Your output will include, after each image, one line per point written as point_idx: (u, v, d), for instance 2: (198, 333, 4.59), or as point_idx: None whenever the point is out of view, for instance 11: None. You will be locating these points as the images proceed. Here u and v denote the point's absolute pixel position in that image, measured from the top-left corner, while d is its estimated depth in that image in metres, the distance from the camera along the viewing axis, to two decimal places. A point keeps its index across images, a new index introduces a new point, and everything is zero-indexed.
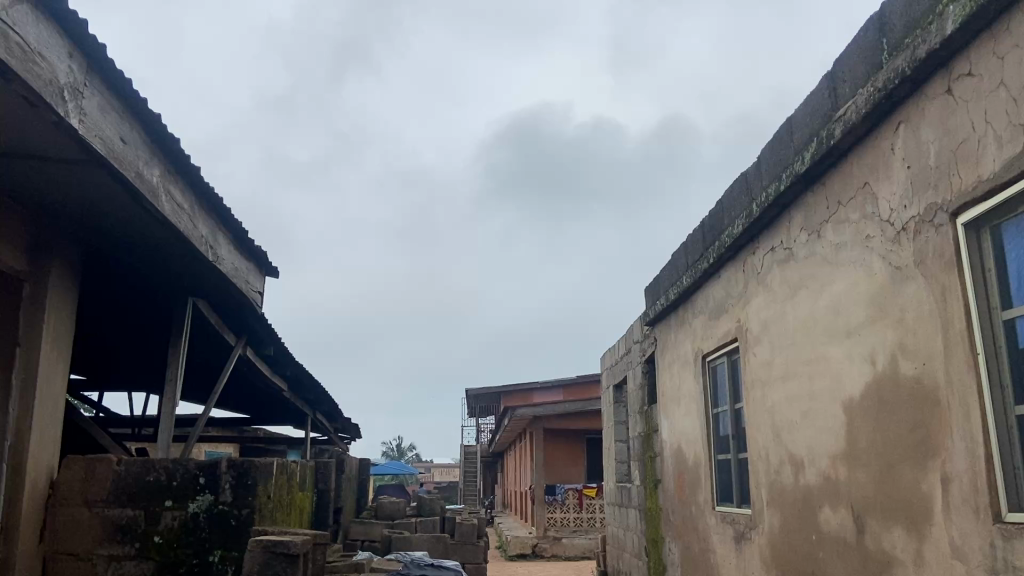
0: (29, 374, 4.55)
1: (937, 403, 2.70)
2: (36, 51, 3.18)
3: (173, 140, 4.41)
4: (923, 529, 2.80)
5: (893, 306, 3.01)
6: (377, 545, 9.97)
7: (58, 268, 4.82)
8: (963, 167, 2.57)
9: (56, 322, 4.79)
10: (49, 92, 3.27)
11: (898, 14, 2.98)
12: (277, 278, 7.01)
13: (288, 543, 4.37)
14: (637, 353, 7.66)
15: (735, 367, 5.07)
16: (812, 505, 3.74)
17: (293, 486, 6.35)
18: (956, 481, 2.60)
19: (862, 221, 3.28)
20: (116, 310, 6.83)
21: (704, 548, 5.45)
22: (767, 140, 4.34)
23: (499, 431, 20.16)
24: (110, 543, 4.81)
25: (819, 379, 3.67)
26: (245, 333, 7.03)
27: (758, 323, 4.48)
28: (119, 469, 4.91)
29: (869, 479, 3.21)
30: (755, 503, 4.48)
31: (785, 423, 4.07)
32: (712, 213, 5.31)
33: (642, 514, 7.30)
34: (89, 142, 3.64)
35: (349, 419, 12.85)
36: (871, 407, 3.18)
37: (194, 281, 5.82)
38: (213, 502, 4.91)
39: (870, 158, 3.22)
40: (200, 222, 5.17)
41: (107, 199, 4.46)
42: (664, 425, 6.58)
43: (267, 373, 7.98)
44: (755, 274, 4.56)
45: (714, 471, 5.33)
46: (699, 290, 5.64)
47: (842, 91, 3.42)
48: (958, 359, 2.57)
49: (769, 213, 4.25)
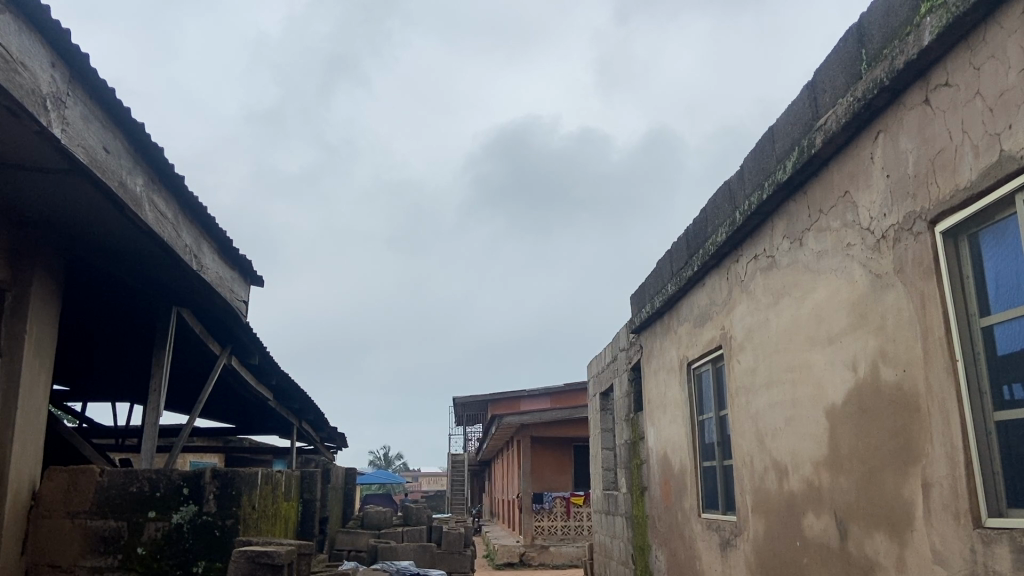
0: (12, 384, 4.53)
1: (917, 409, 2.73)
2: (19, 60, 3.18)
3: (156, 149, 4.40)
4: (904, 535, 2.82)
5: (873, 313, 3.03)
6: (363, 556, 9.85)
7: (41, 277, 4.79)
8: (941, 176, 2.60)
9: (38, 332, 4.77)
10: (31, 101, 3.26)
11: (877, 25, 3.01)
12: (262, 286, 6.99)
13: (272, 553, 4.35)
14: (622, 360, 7.67)
15: (720, 374, 5.09)
16: (796, 512, 3.75)
17: (278, 496, 6.32)
18: (937, 486, 2.62)
19: (843, 229, 3.31)
20: (100, 320, 6.79)
21: (690, 554, 5.46)
22: (750, 149, 4.37)
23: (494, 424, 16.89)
24: (93, 555, 4.77)
25: (802, 387, 3.69)
26: (230, 342, 7.01)
27: (741, 331, 4.50)
28: (102, 480, 4.86)
29: (851, 486, 3.23)
30: (740, 510, 4.49)
31: (769, 430, 4.09)
32: (696, 221, 5.33)
33: (629, 522, 7.28)
34: (72, 152, 3.63)
35: (335, 429, 12.90)
36: (854, 413, 3.20)
37: (179, 290, 5.79)
38: (197, 512, 4.90)
39: (850, 166, 3.26)
40: (184, 231, 5.15)
41: (90, 209, 4.44)
42: (650, 433, 6.60)
43: (253, 383, 7.94)
44: (738, 282, 4.59)
45: (700, 479, 5.35)
46: (683, 297, 5.66)
47: (823, 100, 3.45)
48: (937, 367, 2.60)
49: (752, 221, 4.27)
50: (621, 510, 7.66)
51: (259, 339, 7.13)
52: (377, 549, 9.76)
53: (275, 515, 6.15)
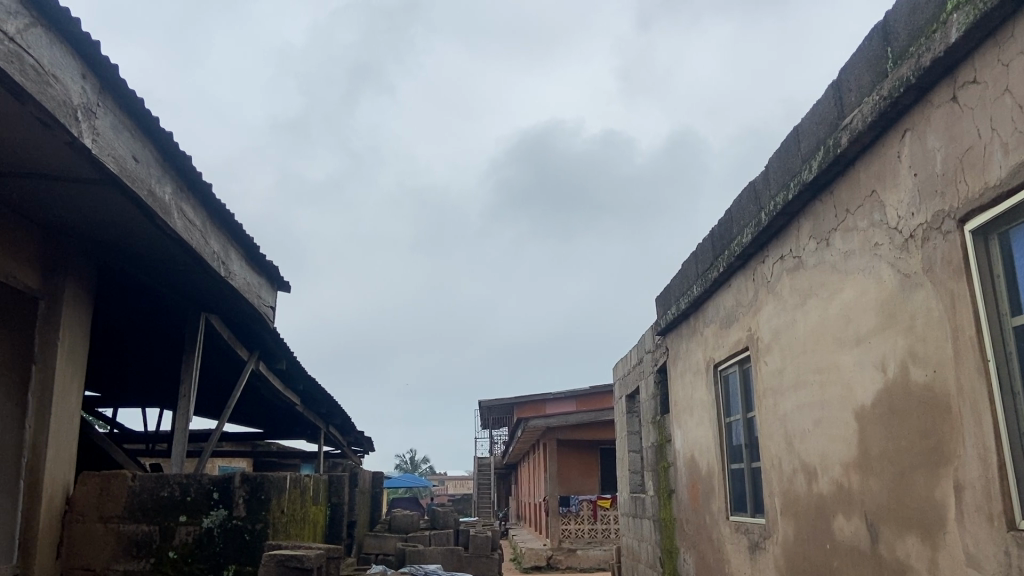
0: (45, 392, 4.61)
1: (948, 410, 2.70)
2: (50, 73, 3.23)
3: (184, 157, 4.46)
4: (936, 537, 2.79)
5: (902, 314, 3.01)
6: (391, 559, 9.89)
7: (73, 285, 4.87)
8: (970, 174, 2.57)
9: (71, 340, 4.84)
10: (62, 113, 3.32)
11: (903, 23, 2.99)
12: (289, 292, 7.06)
13: (302, 557, 4.38)
14: (648, 362, 7.64)
15: (747, 375, 5.06)
16: (825, 514, 3.72)
17: (306, 500, 6.37)
18: (970, 488, 2.59)
19: (870, 229, 3.28)
20: (131, 326, 6.89)
21: (719, 557, 5.43)
22: (774, 150, 4.34)
23: (519, 428, 16.93)
24: (126, 559, 4.82)
25: (830, 388, 3.66)
26: (258, 348, 7.09)
27: (768, 332, 4.47)
28: (134, 484, 4.92)
29: (882, 488, 3.20)
30: (768, 513, 4.46)
31: (797, 432, 4.06)
32: (720, 223, 5.31)
33: (657, 524, 7.25)
34: (102, 162, 3.69)
35: (362, 434, 12.99)
36: (883, 415, 3.17)
37: (208, 297, 5.87)
38: (227, 517, 4.96)
39: (877, 165, 3.23)
40: (212, 237, 5.21)
41: (119, 216, 4.50)
42: (677, 436, 6.57)
43: (280, 387, 8.02)
44: (764, 282, 4.56)
45: (727, 481, 5.31)
46: (708, 300, 5.65)
47: (848, 99, 3.43)
48: (969, 367, 2.57)
49: (778, 222, 4.24)
50: (648, 513, 7.63)
51: (287, 345, 7.20)
52: (405, 551, 9.70)
53: (303, 519, 6.20)
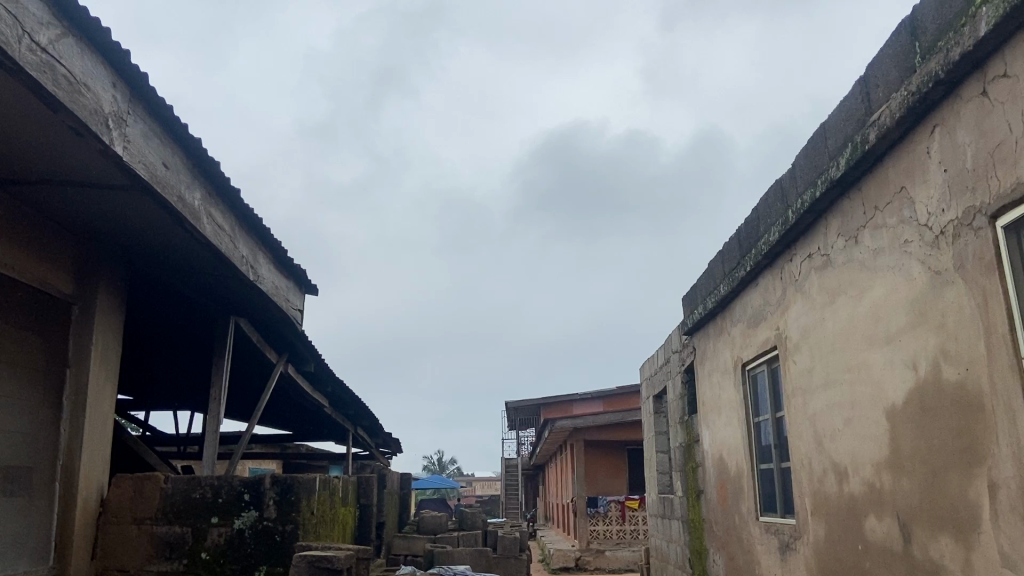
0: (80, 395, 4.69)
1: (981, 408, 2.66)
2: (82, 82, 3.29)
3: (212, 163, 4.52)
4: (970, 537, 2.75)
5: (933, 311, 2.97)
6: (419, 560, 9.85)
7: (106, 290, 4.94)
8: (1002, 170, 2.53)
9: (104, 344, 4.92)
10: (94, 120, 3.37)
11: (931, 17, 2.95)
12: (317, 295, 7.11)
13: (331, 558, 4.41)
14: (676, 362, 7.60)
15: (775, 375, 5.02)
16: (856, 514, 3.69)
17: (335, 502, 6.42)
18: (1004, 488, 2.55)
19: (900, 225, 3.25)
20: (161, 330, 6.99)
21: (749, 558, 5.39)
22: (801, 147, 4.31)
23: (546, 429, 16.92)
24: (159, 560, 4.89)
25: (860, 387, 3.63)
26: (286, 350, 7.15)
27: (797, 331, 4.44)
28: (167, 486, 4.99)
29: (914, 487, 3.16)
30: (799, 513, 4.42)
31: (827, 432, 4.02)
32: (747, 221, 5.27)
33: (686, 525, 7.21)
34: (133, 168, 3.75)
35: (389, 436, 13.07)
36: (915, 414, 3.13)
37: (236, 300, 5.92)
38: (258, 518, 5.01)
39: (905, 161, 3.19)
40: (241, 241, 5.26)
41: (150, 222, 4.56)
42: (705, 436, 6.54)
43: (308, 390, 8.08)
44: (792, 281, 4.52)
45: (757, 481, 5.28)
46: (736, 299, 5.61)
47: (876, 95, 3.39)
48: (1002, 365, 2.53)
49: (805, 220, 4.21)
50: (677, 514, 7.60)
51: (315, 347, 7.26)
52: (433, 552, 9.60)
53: (333, 520, 6.24)
